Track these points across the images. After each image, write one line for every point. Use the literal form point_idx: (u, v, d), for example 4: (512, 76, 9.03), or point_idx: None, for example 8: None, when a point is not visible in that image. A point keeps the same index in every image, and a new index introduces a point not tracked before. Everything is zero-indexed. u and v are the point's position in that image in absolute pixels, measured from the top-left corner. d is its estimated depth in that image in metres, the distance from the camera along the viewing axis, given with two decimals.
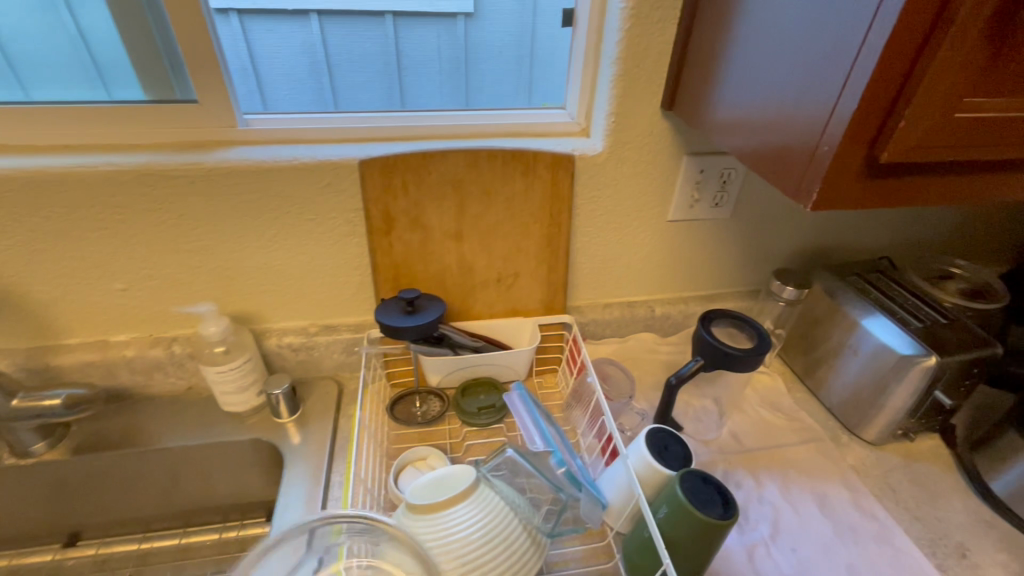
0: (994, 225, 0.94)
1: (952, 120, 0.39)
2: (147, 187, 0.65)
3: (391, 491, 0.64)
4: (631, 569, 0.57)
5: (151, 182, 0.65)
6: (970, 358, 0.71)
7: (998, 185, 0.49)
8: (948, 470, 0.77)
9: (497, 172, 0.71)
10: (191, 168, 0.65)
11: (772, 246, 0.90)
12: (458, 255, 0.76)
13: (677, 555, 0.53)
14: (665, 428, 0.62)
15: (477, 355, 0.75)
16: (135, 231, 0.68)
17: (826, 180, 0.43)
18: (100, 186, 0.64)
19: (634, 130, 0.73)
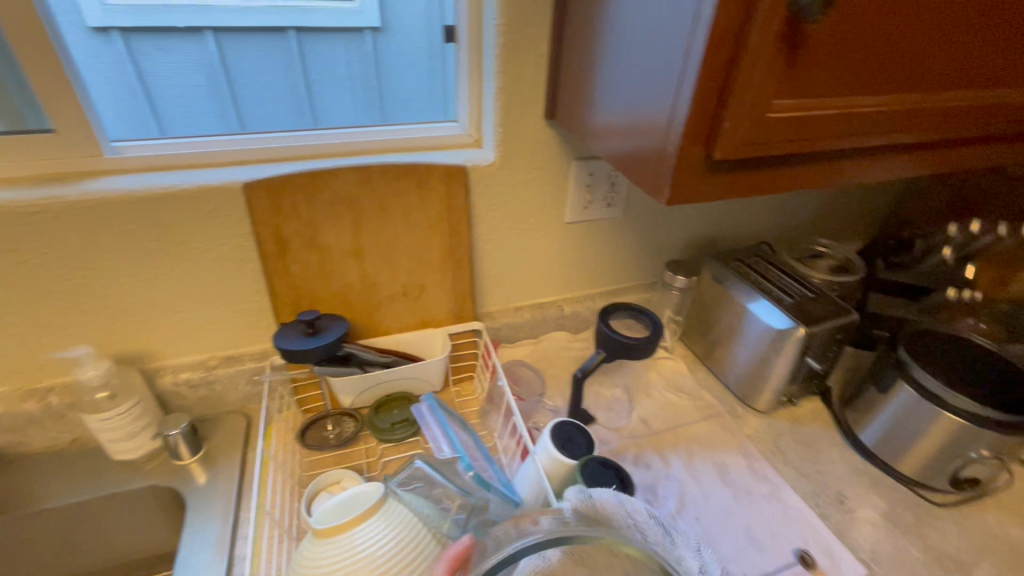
0: (849, 208, 1.06)
1: (768, 120, 0.45)
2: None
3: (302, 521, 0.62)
4: None
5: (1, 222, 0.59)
6: (833, 326, 0.80)
7: (824, 175, 0.55)
8: (827, 428, 0.86)
9: (390, 187, 0.71)
10: (51, 203, 0.60)
11: (665, 240, 0.97)
12: (360, 272, 0.75)
13: None
14: (568, 420, 0.65)
15: (387, 371, 0.75)
16: None
17: (673, 176, 0.48)
18: None
19: (522, 139, 0.76)
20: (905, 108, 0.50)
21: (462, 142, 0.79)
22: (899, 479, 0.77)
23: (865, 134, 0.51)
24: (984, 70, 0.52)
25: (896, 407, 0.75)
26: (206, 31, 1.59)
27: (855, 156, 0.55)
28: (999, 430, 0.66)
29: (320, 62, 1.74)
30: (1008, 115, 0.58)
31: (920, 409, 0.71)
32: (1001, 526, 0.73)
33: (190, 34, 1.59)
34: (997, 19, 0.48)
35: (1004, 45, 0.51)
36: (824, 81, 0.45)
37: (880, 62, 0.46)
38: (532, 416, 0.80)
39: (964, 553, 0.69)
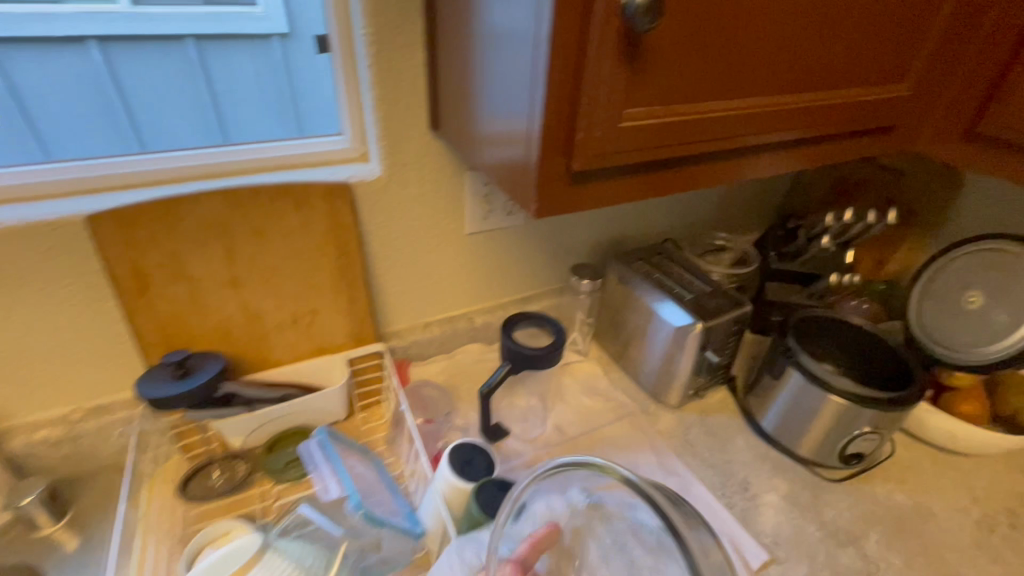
0: (746, 202, 1.11)
1: (621, 129, 0.44)
2: None
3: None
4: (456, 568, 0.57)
5: None
6: (729, 319, 0.83)
7: (692, 179, 0.56)
8: (733, 416, 0.89)
9: (264, 210, 0.66)
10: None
11: (572, 245, 0.97)
12: (239, 302, 0.69)
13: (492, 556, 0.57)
14: (468, 442, 0.63)
15: (280, 408, 0.70)
16: None
17: (537, 190, 0.46)
18: None
19: (408, 152, 0.73)
20: (761, 111, 0.52)
21: (347, 157, 0.73)
22: (797, 459, 0.81)
23: (727, 137, 0.52)
24: (831, 72, 0.55)
25: (789, 392, 0.78)
26: (89, 41, 1.40)
27: (724, 157, 0.57)
28: (877, 407, 0.71)
29: (221, 70, 1.60)
30: (859, 114, 0.61)
31: (808, 393, 0.75)
32: (888, 494, 0.78)
33: (71, 44, 1.39)
34: (836, 24, 0.51)
35: (846, 47, 0.53)
36: (674, 89, 0.45)
37: (729, 69, 0.47)
38: (441, 437, 0.77)
39: (855, 525, 0.74)
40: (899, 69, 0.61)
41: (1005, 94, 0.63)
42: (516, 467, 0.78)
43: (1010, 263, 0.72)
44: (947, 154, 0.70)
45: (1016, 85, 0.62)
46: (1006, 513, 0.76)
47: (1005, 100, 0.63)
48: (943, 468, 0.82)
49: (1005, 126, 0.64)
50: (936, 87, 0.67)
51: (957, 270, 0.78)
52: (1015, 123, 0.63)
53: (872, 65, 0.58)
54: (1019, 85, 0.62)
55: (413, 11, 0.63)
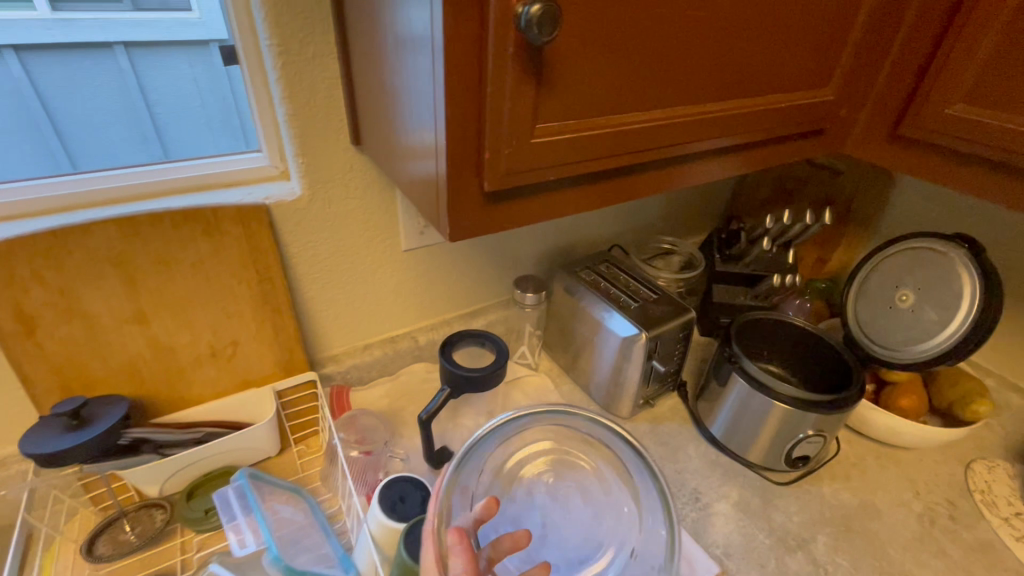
0: (691, 204, 1.10)
1: (533, 146, 0.42)
2: None
3: None
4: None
5: None
6: (674, 326, 0.82)
7: (621, 191, 0.55)
8: (684, 424, 0.88)
9: (169, 238, 0.61)
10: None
11: (517, 256, 0.94)
12: (147, 338, 0.63)
13: None
14: (402, 476, 0.59)
15: (199, 450, 0.65)
16: None
17: (450, 212, 0.43)
18: None
19: (330, 169, 0.68)
20: (683, 119, 0.50)
21: (266, 176, 0.67)
22: (746, 464, 0.81)
23: (649, 148, 0.50)
24: (752, 77, 0.54)
25: (735, 399, 0.78)
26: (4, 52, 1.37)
27: (652, 167, 0.55)
28: (820, 410, 0.71)
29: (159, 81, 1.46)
30: (786, 118, 0.61)
31: (752, 399, 0.75)
32: (835, 493, 0.78)
33: None
34: (752, 29, 0.49)
35: (764, 53, 0.53)
36: (587, 100, 0.43)
37: (643, 78, 0.45)
38: (382, 467, 0.73)
39: (803, 528, 0.74)
40: (823, 73, 0.61)
41: (925, 96, 0.64)
42: None
43: (937, 261, 0.73)
44: (875, 156, 0.71)
45: (935, 87, 0.63)
46: (946, 504, 0.78)
47: (926, 101, 0.64)
48: (887, 463, 0.83)
49: (925, 128, 0.65)
50: (862, 91, 0.67)
51: (890, 270, 0.79)
52: (935, 124, 0.64)
53: (794, 70, 0.57)
54: (938, 87, 0.63)
55: (321, 18, 0.59)
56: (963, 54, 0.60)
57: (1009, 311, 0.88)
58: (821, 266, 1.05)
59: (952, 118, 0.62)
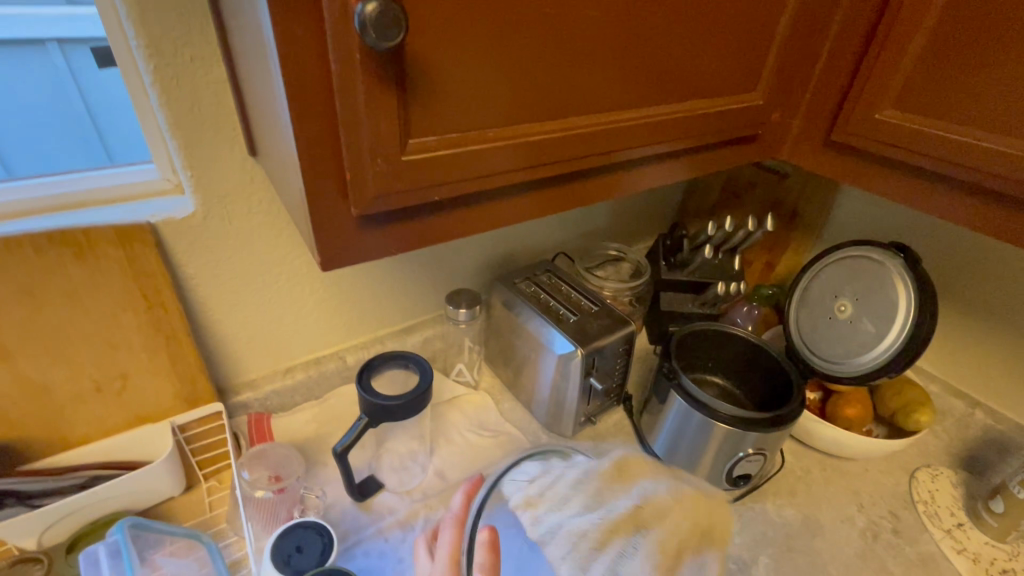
0: (639, 209, 1.07)
1: (408, 164, 0.37)
2: None
3: None
4: None
5: None
6: (613, 340, 0.78)
7: (535, 208, 0.50)
8: (628, 440, 0.85)
9: (31, 263, 0.54)
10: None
11: (453, 267, 0.89)
12: (16, 375, 0.57)
13: None
14: (302, 523, 0.54)
15: (79, 497, 0.58)
16: None
17: (319, 239, 0.38)
18: None
19: (226, 181, 0.62)
20: (590, 129, 0.46)
21: (155, 191, 0.60)
22: None
23: (554, 162, 0.46)
24: (667, 82, 0.50)
25: (674, 416, 0.74)
26: None
27: (567, 180, 0.51)
28: (759, 428, 0.67)
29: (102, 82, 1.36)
30: (713, 124, 0.57)
31: (690, 417, 0.71)
32: (778, 511, 0.76)
33: None
34: (660, 29, 0.46)
35: (676, 55, 0.49)
36: (468, 111, 0.38)
37: (535, 84, 0.41)
38: (296, 504, 0.67)
39: (745, 550, 0.71)
40: (749, 75, 0.58)
41: (855, 99, 0.61)
42: (388, 527, 0.70)
43: (874, 271, 0.71)
44: (812, 161, 0.68)
45: (864, 91, 0.60)
46: (889, 518, 0.76)
47: (856, 105, 0.61)
48: (832, 475, 0.81)
49: (856, 133, 0.62)
50: (794, 94, 0.64)
51: (830, 278, 0.77)
52: (865, 130, 0.61)
53: (714, 74, 0.54)
54: (868, 90, 0.60)
55: (198, 16, 0.53)
56: (891, 55, 0.57)
57: (951, 315, 0.87)
58: (768, 271, 1.03)
59: (881, 123, 0.60)
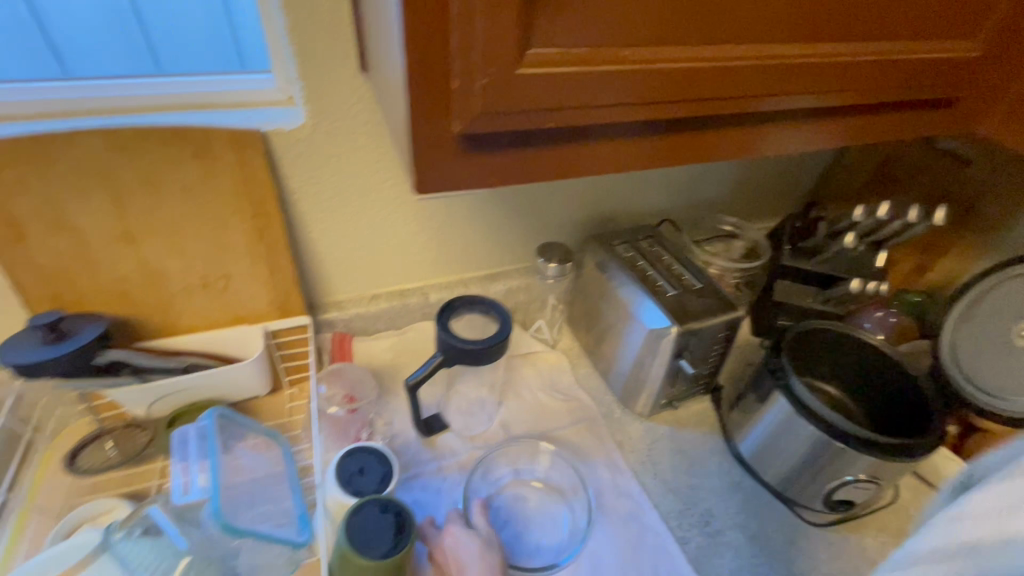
0: (766, 180, 0.94)
1: (525, 80, 0.32)
2: None
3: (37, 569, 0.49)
4: None
5: None
6: (714, 324, 0.69)
7: (663, 156, 0.43)
8: (710, 434, 0.77)
9: (156, 156, 0.57)
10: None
11: (548, 218, 0.84)
12: (139, 260, 0.61)
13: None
14: (367, 447, 0.54)
15: (181, 380, 0.63)
16: None
17: (417, 159, 0.35)
18: None
19: (337, 97, 0.61)
20: (745, 64, 0.37)
21: (269, 100, 0.60)
22: (776, 495, 0.69)
23: (687, 99, 0.38)
24: (855, 12, 0.39)
25: (772, 420, 0.65)
26: None
27: (704, 125, 0.43)
28: (892, 457, 0.57)
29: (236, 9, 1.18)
30: (903, 78, 0.45)
31: (795, 425, 0.62)
32: (877, 548, 0.66)
33: None
34: None
35: None
36: (602, 21, 0.32)
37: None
38: (364, 426, 0.70)
39: None
40: (969, 16, 0.44)
41: None
42: (448, 468, 0.70)
43: None
44: None
45: None
46: None
47: None
48: None
49: None
50: None
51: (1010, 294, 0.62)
52: None
53: (919, 9, 0.41)
54: None
55: None
56: None
57: None
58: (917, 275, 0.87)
59: None
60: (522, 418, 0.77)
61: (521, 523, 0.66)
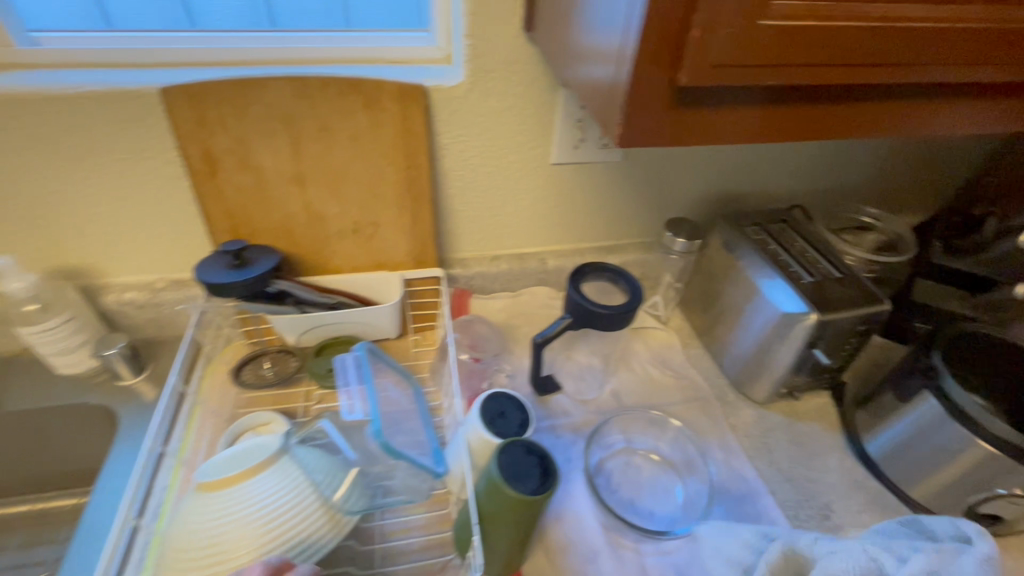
0: (912, 170, 0.87)
1: (762, 32, 0.31)
2: None
3: (219, 462, 0.51)
4: (482, 520, 0.49)
5: None
6: (856, 314, 0.66)
7: (856, 122, 0.42)
8: (830, 430, 0.74)
9: (333, 105, 0.61)
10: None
11: (674, 193, 0.82)
12: (304, 201, 0.67)
13: (511, 527, 0.48)
14: (505, 393, 0.57)
15: (331, 315, 0.69)
16: None
17: (628, 110, 0.35)
18: None
19: (497, 56, 0.63)
20: (983, 27, 0.35)
21: (429, 58, 0.65)
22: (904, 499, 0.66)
23: (831, 62, 0.34)
24: None
25: (914, 420, 0.62)
26: None
27: (903, 93, 0.41)
28: None
29: None
30: None
31: (945, 428, 0.59)
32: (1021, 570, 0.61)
33: None
34: None
35: None
36: None
37: None
38: (485, 378, 0.73)
39: None
40: None
41: None
42: (562, 427, 0.72)
43: None
44: None
45: None
46: None
47: None
48: None
49: None
50: None
51: None
52: None
53: None
54: None
55: None
56: None
57: None
58: None
59: None
60: (632, 390, 0.78)
61: (633, 489, 0.66)
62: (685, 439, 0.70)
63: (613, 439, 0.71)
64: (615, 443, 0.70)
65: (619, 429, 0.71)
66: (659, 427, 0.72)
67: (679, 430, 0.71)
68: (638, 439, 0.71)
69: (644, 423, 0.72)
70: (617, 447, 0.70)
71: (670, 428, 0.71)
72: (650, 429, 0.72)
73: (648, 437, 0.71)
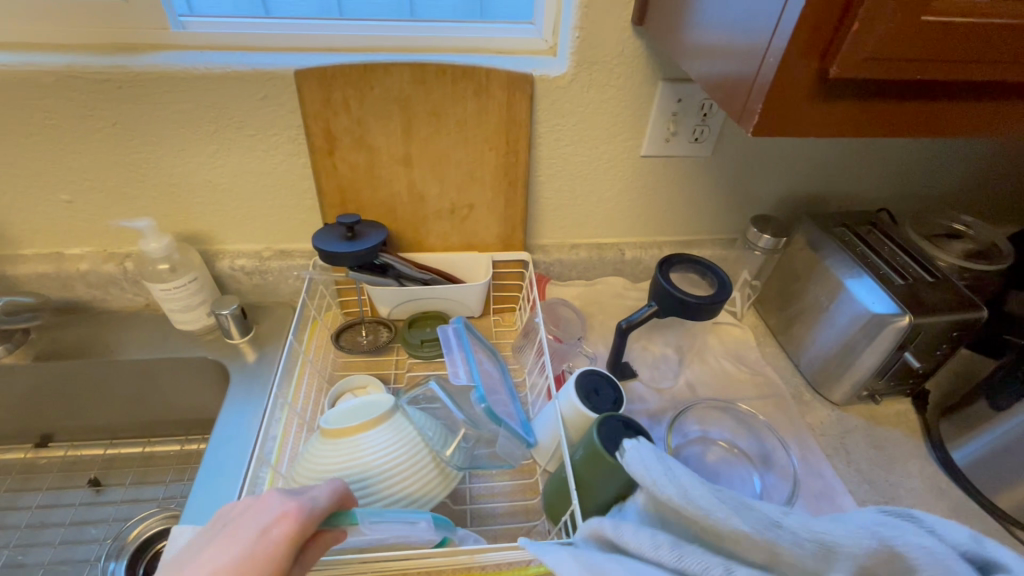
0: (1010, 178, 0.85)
1: (918, 26, 0.33)
2: (86, 93, 0.62)
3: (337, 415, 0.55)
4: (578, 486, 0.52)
5: (90, 89, 0.61)
6: (952, 319, 0.65)
7: (989, 121, 0.42)
8: (911, 436, 0.73)
9: (446, 91, 0.65)
10: (98, 70, 0.61)
11: (758, 191, 0.83)
12: (408, 182, 0.71)
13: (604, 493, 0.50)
14: (597, 370, 0.60)
15: (424, 290, 0.73)
16: (83, 143, 0.66)
17: (770, 99, 0.37)
18: (45, 93, 0.61)
19: (602, 48, 0.65)
20: None
21: (534, 49, 0.68)
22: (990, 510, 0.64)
23: (978, 58, 0.35)
24: None
25: (1011, 429, 0.61)
26: None
27: None
28: None
29: None
30: None
31: None
32: None
33: None
34: None
35: None
36: None
37: None
38: (565, 360, 0.76)
39: None
40: None
41: None
42: (638, 412, 0.74)
43: None
44: None
45: None
46: None
47: None
48: None
49: None
50: None
51: None
52: None
53: None
54: None
55: None
56: None
57: None
58: None
59: None
60: (706, 382, 0.79)
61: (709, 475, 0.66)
62: (765, 432, 0.71)
63: (690, 427, 0.72)
64: (691, 431, 0.72)
65: (696, 418, 0.73)
66: (738, 419, 0.73)
67: (761, 424, 0.72)
68: (717, 429, 0.72)
69: (723, 415, 0.74)
70: (693, 436, 0.71)
71: (749, 420, 0.73)
72: (729, 422, 0.73)
73: (726, 429, 0.72)
